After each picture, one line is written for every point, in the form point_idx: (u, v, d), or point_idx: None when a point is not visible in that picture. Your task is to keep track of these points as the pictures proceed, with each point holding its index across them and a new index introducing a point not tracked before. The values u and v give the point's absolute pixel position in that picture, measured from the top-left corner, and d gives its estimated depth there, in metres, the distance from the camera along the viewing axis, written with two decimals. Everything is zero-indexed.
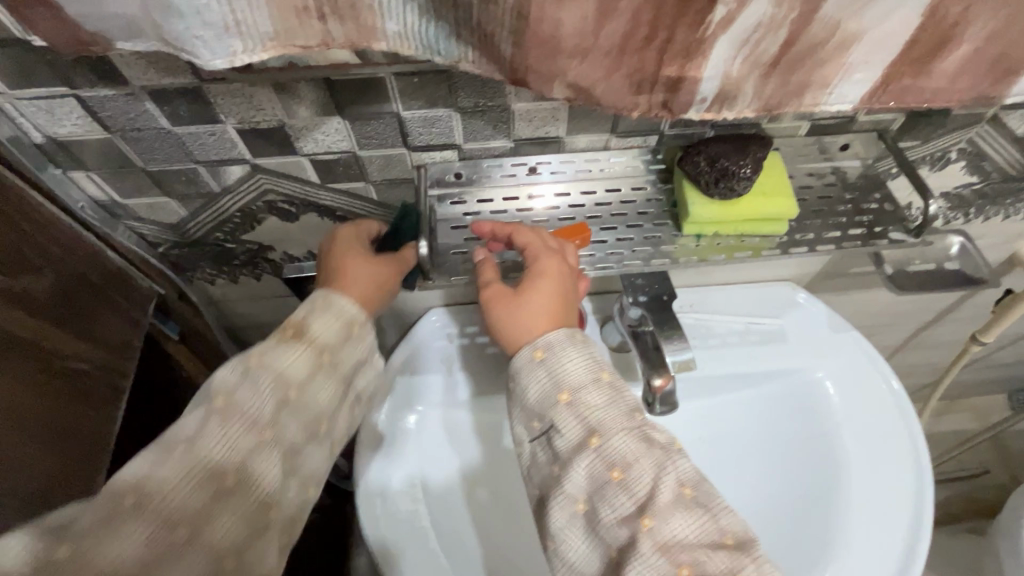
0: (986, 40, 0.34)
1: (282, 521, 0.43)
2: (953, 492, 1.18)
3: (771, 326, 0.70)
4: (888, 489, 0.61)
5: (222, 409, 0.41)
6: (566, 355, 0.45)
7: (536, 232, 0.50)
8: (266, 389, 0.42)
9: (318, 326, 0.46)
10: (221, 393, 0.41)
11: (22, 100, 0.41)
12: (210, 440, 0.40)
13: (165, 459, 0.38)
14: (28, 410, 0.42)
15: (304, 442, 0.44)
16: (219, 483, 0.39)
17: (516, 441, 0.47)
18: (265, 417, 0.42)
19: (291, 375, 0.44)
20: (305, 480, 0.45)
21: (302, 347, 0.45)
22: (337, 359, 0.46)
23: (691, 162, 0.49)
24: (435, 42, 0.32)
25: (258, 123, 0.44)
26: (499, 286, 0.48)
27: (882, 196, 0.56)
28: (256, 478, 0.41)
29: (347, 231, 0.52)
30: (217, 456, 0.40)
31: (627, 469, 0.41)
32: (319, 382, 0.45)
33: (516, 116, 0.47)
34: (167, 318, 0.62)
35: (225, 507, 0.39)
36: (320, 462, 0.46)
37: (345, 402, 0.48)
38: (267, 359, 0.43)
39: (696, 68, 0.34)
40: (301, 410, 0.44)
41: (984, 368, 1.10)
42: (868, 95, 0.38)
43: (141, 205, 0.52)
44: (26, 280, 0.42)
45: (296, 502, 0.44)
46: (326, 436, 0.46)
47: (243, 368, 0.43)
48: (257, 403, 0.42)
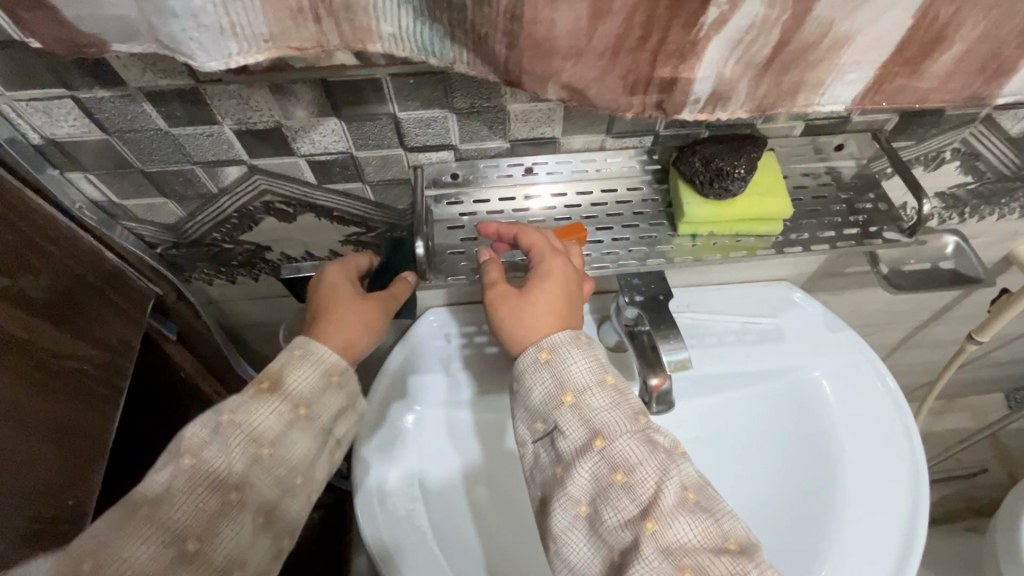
0: (977, 40, 0.34)
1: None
2: (951, 491, 1.18)
3: (768, 326, 0.70)
4: (884, 487, 0.62)
5: (190, 469, 0.42)
6: (570, 357, 0.45)
7: (540, 233, 0.50)
8: (234, 449, 0.43)
9: (295, 378, 0.46)
10: (189, 452, 0.42)
11: (20, 101, 0.41)
12: (172, 503, 0.41)
13: (125, 522, 0.40)
14: (27, 410, 0.42)
15: (277, 497, 0.45)
16: (179, 547, 0.40)
17: (520, 441, 0.47)
18: (232, 477, 0.43)
19: (262, 434, 0.44)
20: (279, 534, 0.46)
21: (274, 402, 0.45)
22: (314, 411, 0.47)
23: (686, 162, 0.50)
24: (430, 43, 0.33)
25: (255, 124, 0.44)
26: (504, 287, 0.48)
27: (877, 196, 0.56)
28: (217, 545, 0.42)
29: (336, 270, 0.54)
30: (179, 525, 0.41)
31: (630, 472, 0.41)
32: (294, 435, 0.45)
33: (513, 117, 0.47)
34: (165, 319, 0.62)
35: (187, 572, 0.40)
36: (297, 513, 0.46)
37: (326, 449, 0.48)
38: (238, 416, 0.44)
39: (690, 69, 0.34)
40: (273, 466, 0.44)
41: (981, 367, 1.11)
42: (861, 96, 0.38)
43: (138, 206, 0.52)
44: (23, 280, 0.42)
45: (269, 559, 0.45)
46: (301, 488, 0.46)
47: (214, 423, 0.43)
48: (224, 464, 0.43)
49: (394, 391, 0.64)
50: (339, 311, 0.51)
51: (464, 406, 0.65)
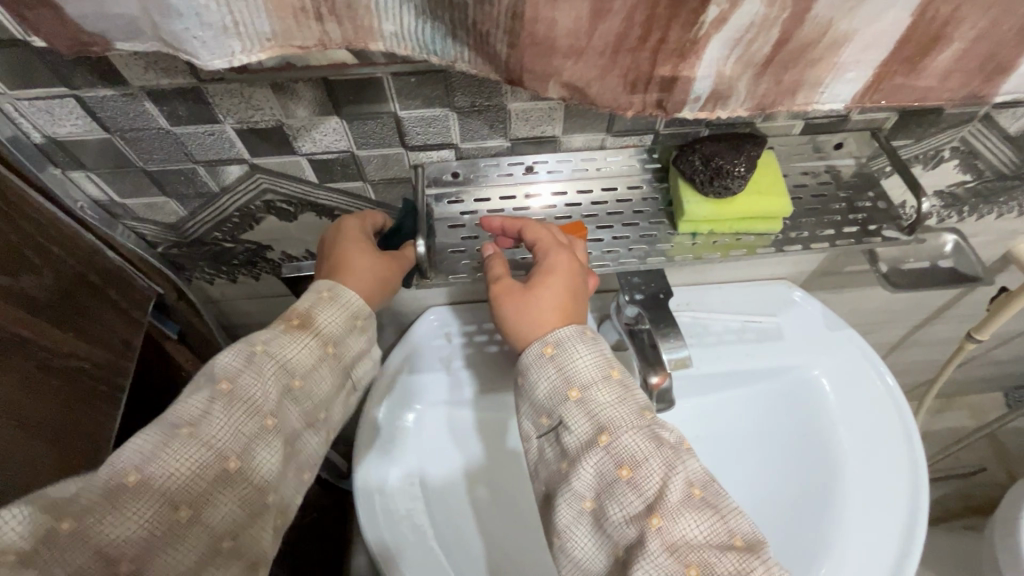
0: (975, 39, 0.34)
1: (278, 505, 0.44)
2: (950, 489, 1.18)
3: (768, 325, 0.70)
4: (882, 484, 0.62)
5: (227, 394, 0.41)
6: (576, 352, 0.45)
7: (545, 227, 0.50)
8: (269, 378, 0.43)
9: (324, 318, 0.47)
10: (225, 378, 0.42)
11: (22, 100, 0.41)
12: (212, 424, 0.40)
13: (169, 440, 0.39)
14: (29, 409, 0.42)
15: (304, 427, 0.46)
16: (220, 466, 0.40)
17: (524, 436, 0.47)
18: (269, 404, 0.42)
19: (296, 366, 0.44)
20: (304, 465, 0.46)
21: (306, 337, 0.45)
22: (340, 349, 0.47)
23: (686, 160, 0.50)
24: (431, 42, 0.33)
25: (256, 123, 0.45)
26: (510, 281, 0.49)
27: (876, 195, 0.56)
28: (255, 467, 0.42)
29: (350, 220, 0.51)
30: (221, 442, 0.40)
31: (636, 467, 0.41)
32: (323, 370, 0.46)
33: (513, 116, 0.48)
34: (166, 317, 0.63)
35: (226, 492, 0.41)
36: (319, 444, 0.47)
37: (344, 389, 0.49)
38: (272, 348, 0.44)
39: (690, 67, 0.35)
40: (303, 398, 0.45)
41: (980, 366, 1.11)
42: (860, 94, 0.38)
43: (140, 205, 0.52)
44: (25, 279, 0.42)
45: (293, 487, 0.46)
46: (322, 423, 0.47)
47: (248, 352, 0.43)
48: (260, 389, 0.42)
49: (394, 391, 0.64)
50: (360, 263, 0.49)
51: (467, 405, 0.66)
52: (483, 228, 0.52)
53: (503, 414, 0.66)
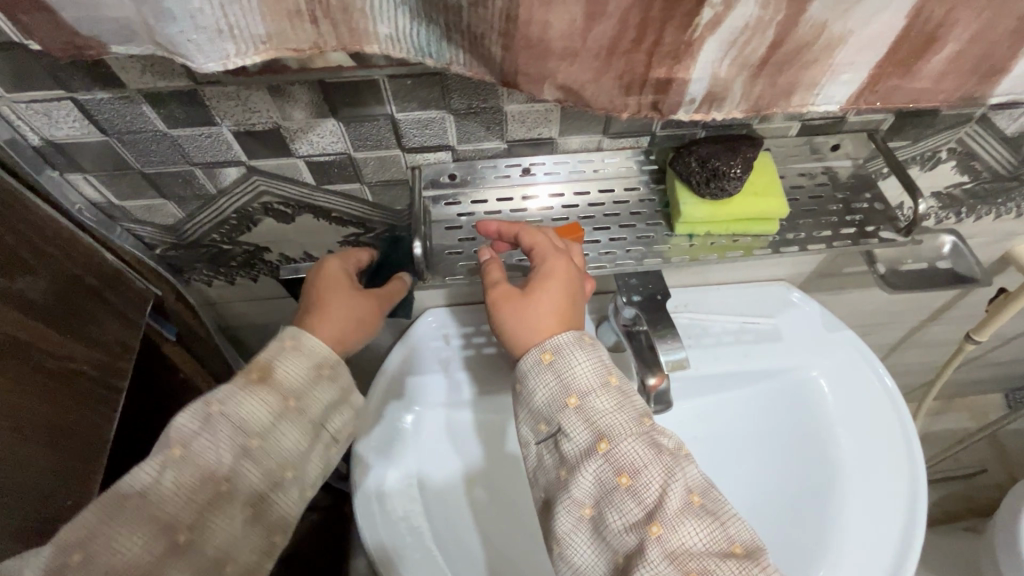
0: (969, 40, 0.34)
1: (237, 573, 0.44)
2: (951, 491, 1.18)
3: (766, 326, 0.70)
4: (882, 486, 0.62)
5: (178, 460, 0.42)
6: (574, 359, 0.45)
7: (541, 232, 0.50)
8: (224, 440, 0.43)
9: (285, 370, 0.46)
10: (179, 443, 0.42)
11: (19, 103, 0.41)
12: (161, 493, 0.41)
13: (115, 514, 0.40)
14: (26, 411, 0.42)
15: (266, 489, 0.45)
16: (169, 540, 0.41)
17: (522, 443, 0.47)
18: (222, 469, 0.43)
19: (253, 426, 0.44)
20: (271, 528, 0.46)
21: (266, 392, 0.45)
22: (303, 404, 0.46)
23: (682, 162, 0.50)
24: (427, 44, 0.33)
25: (253, 125, 0.45)
26: (507, 287, 0.48)
27: (873, 196, 0.56)
28: (207, 534, 0.42)
29: (331, 265, 0.53)
30: (170, 514, 0.41)
31: (636, 475, 0.41)
32: (283, 427, 0.45)
33: (510, 118, 0.48)
34: (164, 319, 0.62)
35: (176, 563, 0.41)
36: (288, 503, 0.47)
37: (316, 443, 0.48)
38: (227, 409, 0.44)
39: (685, 69, 0.35)
40: (262, 458, 0.45)
41: (980, 367, 1.11)
42: (855, 96, 0.38)
43: (137, 207, 0.52)
44: (22, 281, 0.42)
45: (259, 550, 0.46)
46: (291, 481, 0.47)
47: (203, 414, 0.43)
48: (213, 455, 0.43)
49: (393, 391, 0.64)
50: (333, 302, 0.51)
51: (465, 406, 0.66)
52: (479, 233, 0.51)
53: (500, 415, 0.67)
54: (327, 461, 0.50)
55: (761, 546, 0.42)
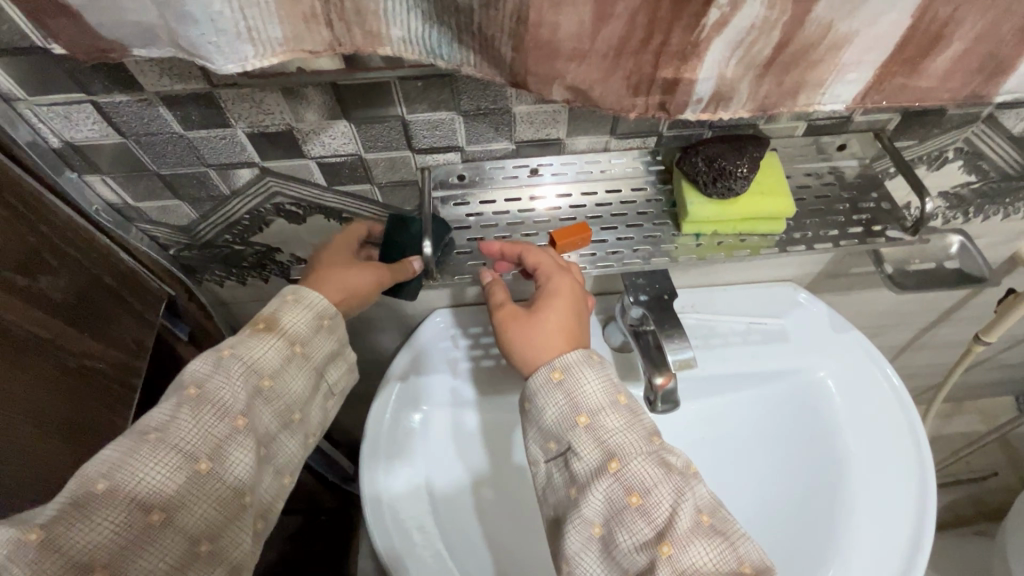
0: (976, 39, 0.35)
1: (254, 508, 0.45)
2: (961, 496, 1.18)
3: (773, 326, 0.70)
4: (891, 485, 0.62)
5: (193, 399, 0.43)
6: (583, 377, 0.46)
7: (544, 252, 0.52)
8: (238, 378, 0.44)
9: (289, 319, 0.48)
10: (193, 383, 0.43)
11: (40, 106, 0.42)
12: (180, 428, 0.42)
13: (137, 447, 0.41)
14: (45, 406, 0.43)
15: (276, 430, 0.47)
16: (192, 467, 0.42)
17: (532, 460, 0.48)
18: (239, 404, 0.44)
19: (263, 366, 0.46)
20: (279, 471, 0.48)
21: (273, 337, 0.47)
22: (308, 350, 0.49)
23: (689, 162, 0.50)
24: (438, 46, 0.34)
25: (266, 127, 0.45)
26: (513, 306, 0.51)
27: (880, 196, 0.57)
28: (228, 469, 0.43)
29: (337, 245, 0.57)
30: (190, 446, 0.42)
31: (646, 495, 0.42)
32: (291, 371, 0.48)
33: (518, 119, 0.48)
34: (177, 320, 0.63)
35: (199, 494, 0.42)
36: (292, 449, 0.49)
37: (317, 392, 0.51)
38: (238, 351, 0.45)
39: (692, 69, 0.35)
40: (274, 399, 0.46)
41: (989, 370, 1.10)
42: (861, 95, 0.39)
43: (153, 207, 0.53)
44: (42, 280, 0.43)
45: (272, 493, 0.48)
46: (297, 424, 0.49)
47: (215, 358, 0.45)
48: (229, 394, 0.44)
49: (405, 389, 0.65)
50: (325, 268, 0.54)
51: (481, 407, 0.67)
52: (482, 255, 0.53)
53: (505, 417, 0.68)
54: (325, 412, 0.52)
55: (769, 569, 0.42)
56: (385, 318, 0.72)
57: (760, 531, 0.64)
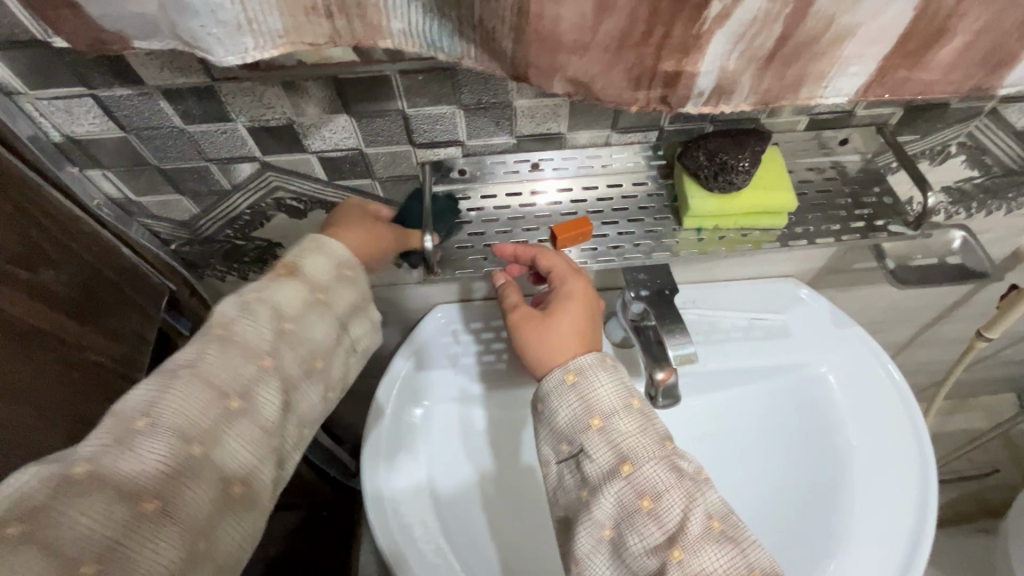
0: (980, 31, 0.35)
1: (281, 454, 0.43)
2: (963, 492, 1.17)
3: (774, 322, 0.70)
4: (892, 481, 0.62)
5: (220, 338, 0.42)
6: (597, 380, 0.46)
7: (559, 255, 0.52)
8: (264, 321, 0.43)
9: (312, 266, 0.48)
10: (220, 324, 0.43)
11: (41, 100, 0.42)
12: (210, 364, 0.40)
13: (171, 383, 0.39)
14: (46, 400, 0.43)
15: (301, 376, 0.45)
16: (226, 402, 0.40)
17: (543, 462, 0.48)
18: (265, 346, 0.43)
19: (286, 308, 0.45)
20: (302, 423, 0.45)
21: (296, 282, 0.47)
22: (330, 298, 0.48)
23: (690, 156, 0.50)
24: (439, 39, 0.34)
25: (267, 121, 0.45)
26: (527, 309, 0.51)
27: (881, 191, 0.57)
28: (259, 406, 0.41)
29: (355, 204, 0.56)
30: (220, 381, 0.40)
31: (658, 499, 0.42)
32: (313, 315, 0.46)
33: (519, 113, 0.48)
34: (178, 313, 0.62)
35: (234, 429, 0.40)
36: (315, 401, 0.46)
37: (340, 344, 0.49)
38: (260, 294, 0.45)
39: (694, 62, 0.35)
40: (297, 343, 0.45)
41: (992, 366, 1.10)
42: (863, 88, 0.39)
43: (154, 202, 0.53)
44: (44, 273, 0.43)
45: (297, 446, 0.45)
46: (320, 373, 0.47)
47: (240, 302, 0.44)
48: (255, 333, 0.43)
49: (405, 387, 0.65)
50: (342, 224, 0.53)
51: (487, 403, 0.67)
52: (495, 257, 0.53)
53: (507, 413, 0.68)
54: (348, 371, 0.50)
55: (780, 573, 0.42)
56: (385, 313, 0.72)
57: (762, 527, 0.64)
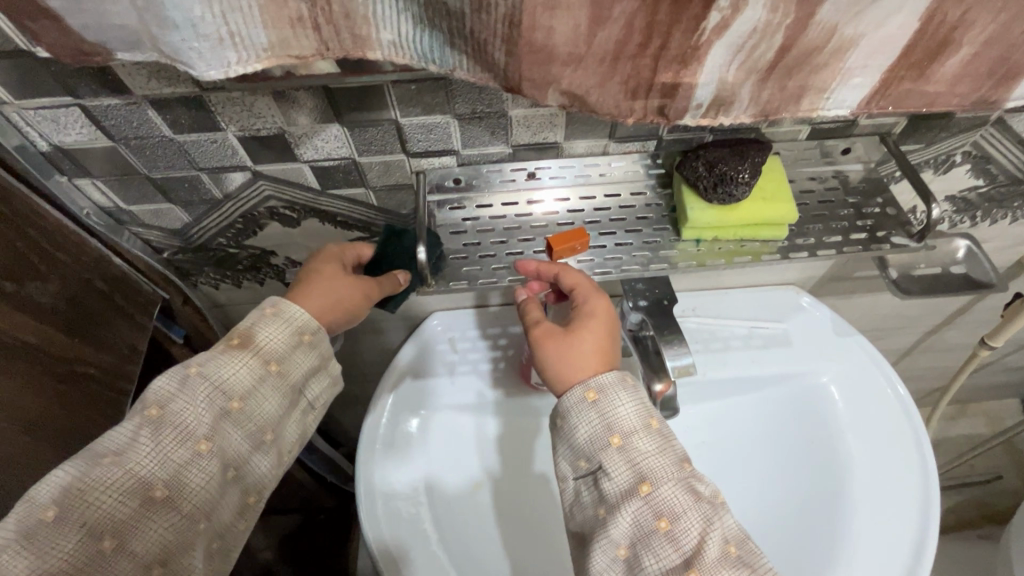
0: (987, 43, 0.34)
1: (212, 530, 0.45)
2: (965, 498, 1.16)
3: (775, 331, 0.69)
4: (893, 492, 0.61)
5: (155, 420, 0.42)
6: (618, 400, 0.45)
7: (580, 273, 0.51)
8: (203, 401, 0.44)
9: (266, 336, 0.47)
10: (156, 404, 0.43)
11: (28, 110, 0.41)
12: (138, 452, 0.41)
13: (91, 469, 0.40)
14: (36, 414, 0.43)
15: (246, 452, 0.46)
16: (146, 495, 0.41)
17: (560, 476, 0.47)
18: (203, 428, 0.43)
19: (233, 388, 0.45)
20: (245, 488, 0.47)
21: (245, 356, 0.46)
22: (285, 368, 0.47)
23: (689, 167, 0.50)
24: (430, 51, 0.33)
25: (258, 131, 0.45)
26: (549, 325, 0.49)
27: (885, 201, 0.56)
28: (185, 493, 0.43)
29: (330, 250, 0.53)
30: (146, 472, 0.41)
31: (675, 521, 0.41)
32: (264, 390, 0.46)
33: (515, 122, 0.47)
34: (172, 322, 0.63)
35: (156, 519, 0.42)
36: (265, 469, 0.48)
37: (294, 409, 0.49)
38: (208, 369, 0.44)
39: (692, 74, 0.34)
40: (243, 420, 0.45)
41: (995, 373, 1.09)
42: (867, 100, 0.38)
43: (145, 211, 0.52)
44: (31, 285, 0.43)
45: (233, 512, 0.47)
46: (269, 444, 0.48)
47: (181, 376, 0.44)
48: (192, 415, 0.43)
49: (404, 393, 0.65)
50: (313, 281, 0.50)
51: (490, 411, 0.67)
52: (517, 272, 0.52)
53: (511, 421, 0.67)
54: (304, 430, 0.51)
55: None
56: (382, 320, 0.71)
57: (763, 537, 0.63)
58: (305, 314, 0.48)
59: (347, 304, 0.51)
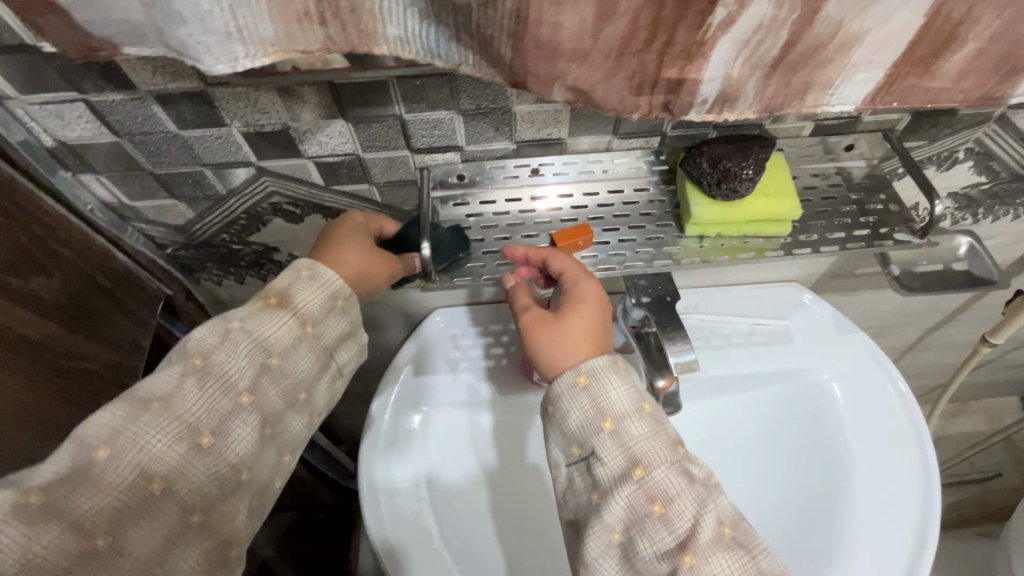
0: (992, 39, 0.34)
1: (254, 484, 0.45)
2: (964, 496, 1.17)
3: (776, 328, 0.69)
4: (892, 486, 0.61)
5: (199, 370, 0.42)
6: (609, 384, 0.45)
7: (569, 257, 0.51)
8: (246, 354, 0.43)
9: (304, 296, 0.47)
10: (199, 353, 0.42)
11: (32, 105, 0.41)
12: (185, 399, 0.41)
13: (139, 415, 0.39)
14: (39, 409, 0.43)
15: (282, 409, 0.46)
16: (194, 441, 0.41)
17: (553, 463, 0.47)
18: (244, 380, 0.43)
19: (274, 344, 0.45)
20: (281, 446, 0.46)
21: (285, 315, 0.46)
22: (320, 330, 0.48)
23: (693, 163, 0.50)
24: (436, 45, 0.33)
25: (262, 126, 0.45)
26: (537, 311, 0.49)
27: (888, 197, 0.56)
28: (229, 443, 0.42)
29: (357, 215, 0.52)
30: (193, 418, 0.41)
31: (669, 504, 0.41)
32: (302, 349, 0.46)
33: (518, 118, 0.47)
34: (175, 318, 0.62)
35: (202, 466, 0.41)
36: (297, 429, 0.48)
37: (325, 373, 0.49)
38: (249, 326, 0.44)
39: (697, 69, 0.34)
40: (280, 377, 0.45)
41: (995, 370, 1.09)
42: (871, 96, 0.38)
43: (149, 207, 0.52)
44: (35, 281, 0.43)
45: (270, 471, 0.46)
46: (302, 404, 0.47)
47: (222, 330, 0.43)
48: (234, 367, 0.43)
49: (405, 389, 0.65)
50: (346, 246, 0.50)
51: (485, 406, 0.67)
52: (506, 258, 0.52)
53: (513, 419, 0.67)
54: (331, 396, 0.51)
55: None
56: (384, 317, 0.71)
57: (765, 533, 0.64)
58: (340, 280, 0.48)
59: (377, 272, 0.50)
